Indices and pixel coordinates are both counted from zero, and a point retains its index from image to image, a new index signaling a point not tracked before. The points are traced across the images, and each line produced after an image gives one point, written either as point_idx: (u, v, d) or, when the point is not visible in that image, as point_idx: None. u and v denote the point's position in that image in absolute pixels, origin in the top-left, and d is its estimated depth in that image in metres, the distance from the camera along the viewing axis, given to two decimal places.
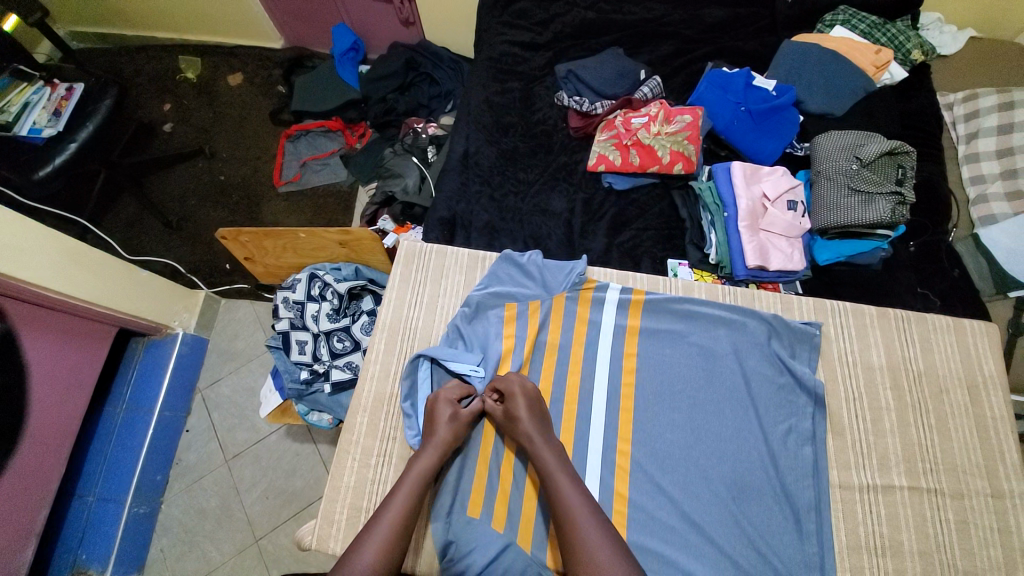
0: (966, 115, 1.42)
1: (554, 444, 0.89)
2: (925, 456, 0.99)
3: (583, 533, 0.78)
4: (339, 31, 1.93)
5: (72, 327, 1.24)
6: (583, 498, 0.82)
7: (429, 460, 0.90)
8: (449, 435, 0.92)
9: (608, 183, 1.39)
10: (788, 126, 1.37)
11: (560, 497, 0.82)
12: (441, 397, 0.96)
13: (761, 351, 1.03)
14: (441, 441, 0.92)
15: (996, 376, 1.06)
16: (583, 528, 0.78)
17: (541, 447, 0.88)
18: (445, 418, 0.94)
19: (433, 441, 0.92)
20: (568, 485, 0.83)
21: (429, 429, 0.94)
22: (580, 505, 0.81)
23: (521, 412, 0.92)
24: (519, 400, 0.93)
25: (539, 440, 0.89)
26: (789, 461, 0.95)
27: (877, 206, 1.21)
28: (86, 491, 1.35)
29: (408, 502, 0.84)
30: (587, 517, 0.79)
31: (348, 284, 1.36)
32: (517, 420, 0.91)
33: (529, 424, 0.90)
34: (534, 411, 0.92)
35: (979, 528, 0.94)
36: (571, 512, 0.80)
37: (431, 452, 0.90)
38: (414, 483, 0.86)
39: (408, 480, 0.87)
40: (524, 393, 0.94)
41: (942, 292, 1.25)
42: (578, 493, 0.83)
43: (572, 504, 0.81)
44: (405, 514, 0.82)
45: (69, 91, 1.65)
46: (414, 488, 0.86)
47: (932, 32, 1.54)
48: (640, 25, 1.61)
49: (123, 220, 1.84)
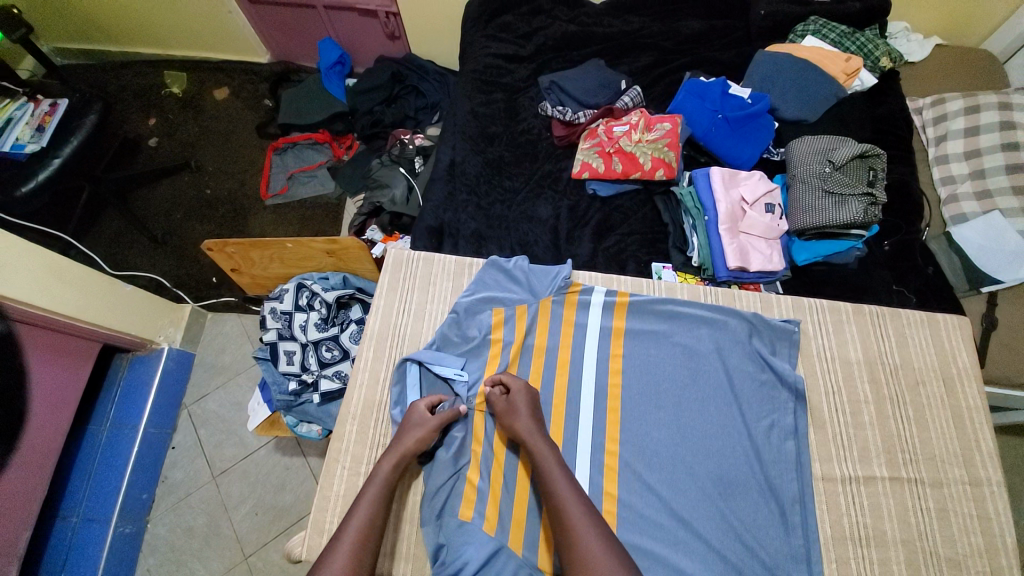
0: (934, 119, 1.47)
1: (550, 442, 0.90)
2: (904, 447, 1.02)
3: (578, 531, 0.77)
4: (325, 44, 1.95)
5: (56, 343, 1.23)
6: (578, 496, 0.82)
7: (391, 464, 0.89)
8: (411, 438, 0.93)
9: (592, 190, 1.42)
10: (765, 132, 1.41)
11: (555, 495, 0.82)
12: (415, 409, 0.97)
13: (742, 348, 1.06)
14: (401, 446, 0.92)
15: (969, 367, 1.09)
16: (577, 527, 0.78)
17: (537, 444, 0.89)
18: (415, 422, 0.95)
19: (395, 445, 0.92)
20: (562, 483, 0.84)
21: (399, 434, 0.94)
22: (576, 503, 0.81)
23: (520, 411, 0.94)
24: (520, 396, 0.96)
25: (535, 439, 0.90)
26: (773, 455, 0.97)
27: (851, 207, 1.25)
28: (69, 512, 1.32)
29: (374, 510, 0.83)
30: (582, 516, 0.79)
31: (336, 293, 1.37)
32: (514, 419, 0.93)
33: (525, 423, 0.92)
34: (532, 411, 0.94)
35: (958, 514, 0.97)
36: (565, 510, 0.80)
37: (391, 458, 0.90)
38: (379, 489, 0.86)
39: (371, 488, 0.86)
40: (528, 391, 0.97)
41: (916, 289, 1.29)
42: (572, 491, 0.83)
43: (566, 502, 0.81)
44: (370, 523, 0.81)
45: (52, 106, 1.63)
46: (377, 495, 0.85)
47: (900, 41, 1.60)
48: (620, 37, 1.65)
49: (107, 235, 1.84)
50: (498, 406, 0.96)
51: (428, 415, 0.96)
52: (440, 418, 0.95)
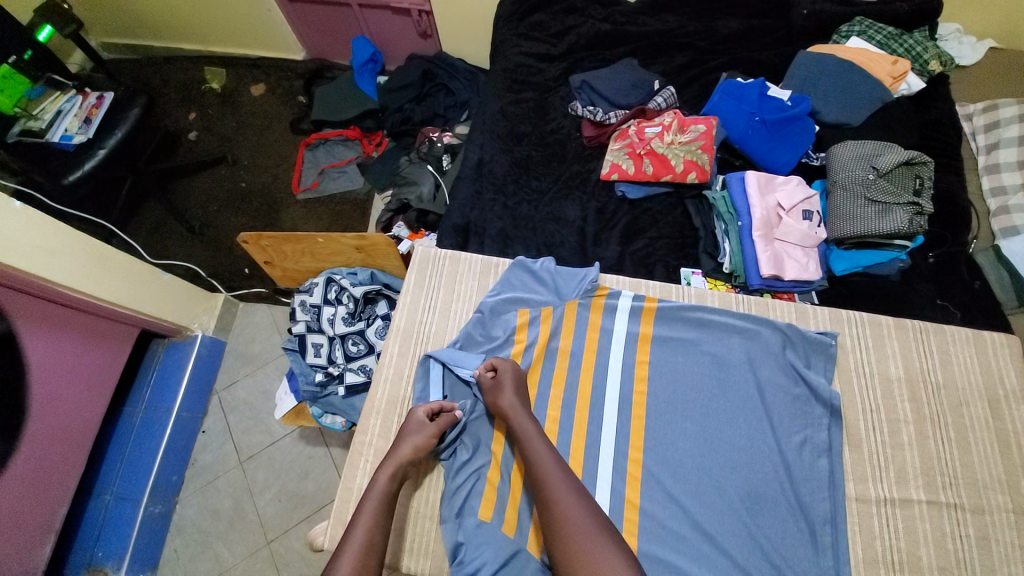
0: (985, 125, 1.41)
1: (540, 435, 0.89)
2: (944, 470, 0.98)
3: (563, 508, 0.78)
4: (358, 43, 1.97)
5: (95, 328, 1.28)
6: (564, 475, 0.83)
7: (387, 475, 0.89)
8: (407, 445, 0.92)
9: (620, 192, 1.40)
10: (805, 135, 1.37)
11: (538, 473, 0.83)
12: (412, 417, 0.96)
13: (775, 360, 1.02)
14: (397, 456, 0.91)
15: (1017, 389, 1.04)
16: (562, 505, 0.79)
17: (521, 423, 0.90)
18: (412, 429, 0.94)
19: (393, 455, 0.91)
20: (547, 461, 0.84)
21: (397, 442, 0.94)
22: (561, 481, 0.82)
23: (506, 389, 0.95)
24: (508, 375, 0.97)
25: (520, 419, 0.90)
26: (804, 472, 0.94)
27: (894, 216, 1.20)
28: (104, 489, 1.37)
29: (376, 521, 0.83)
30: (565, 490, 0.80)
31: (363, 288, 1.38)
32: (498, 397, 0.94)
33: (509, 402, 0.93)
34: (519, 390, 0.95)
35: (1000, 543, 0.92)
36: (548, 487, 0.81)
37: (387, 469, 0.89)
38: (378, 499, 0.86)
39: (370, 501, 0.86)
40: (516, 371, 0.98)
41: (961, 303, 1.23)
42: (558, 470, 0.83)
43: (551, 482, 0.82)
44: (370, 538, 0.81)
45: (99, 99, 1.68)
46: (376, 509, 0.85)
47: (951, 43, 1.52)
48: (654, 36, 1.62)
49: (147, 224, 1.90)
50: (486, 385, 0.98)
51: (426, 422, 0.95)
52: (437, 426, 0.94)
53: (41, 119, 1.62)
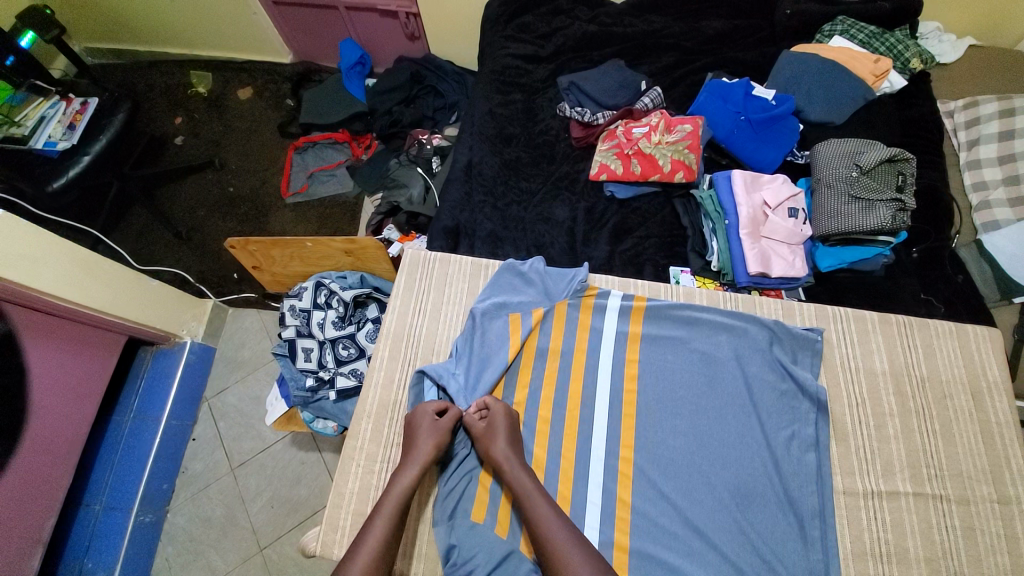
0: (966, 122, 1.43)
1: (533, 477, 0.89)
2: (930, 462, 0.99)
3: (569, 562, 0.77)
4: (345, 45, 1.95)
5: (82, 336, 1.26)
6: (561, 519, 0.83)
7: (413, 475, 0.88)
8: (427, 445, 0.92)
9: (609, 192, 1.41)
10: (788, 134, 1.38)
11: (539, 524, 0.82)
12: (421, 413, 0.96)
13: (762, 356, 1.03)
14: (421, 454, 0.91)
15: (999, 381, 1.06)
16: (567, 560, 0.78)
17: (516, 475, 0.88)
18: (425, 426, 0.94)
19: (415, 455, 0.91)
20: (548, 513, 0.83)
21: (410, 444, 0.93)
22: (563, 537, 0.80)
23: (497, 435, 0.92)
24: (501, 419, 0.94)
25: (514, 469, 0.88)
26: (791, 466, 0.95)
27: (878, 213, 1.21)
28: (93, 500, 1.36)
29: (389, 528, 0.82)
30: (569, 544, 0.79)
31: (353, 292, 1.37)
32: (493, 444, 0.92)
33: (505, 447, 0.91)
34: (510, 436, 0.93)
35: (986, 534, 0.94)
36: (553, 540, 0.80)
37: (413, 467, 0.89)
38: (395, 504, 0.85)
39: (387, 502, 0.85)
40: (508, 413, 0.95)
41: (945, 298, 1.25)
42: (557, 517, 0.83)
43: (556, 533, 0.80)
44: (386, 544, 0.80)
45: (82, 105, 1.66)
46: (395, 507, 0.84)
47: (932, 41, 1.54)
48: (640, 37, 1.63)
49: (134, 230, 1.88)
50: (476, 429, 0.95)
51: (438, 420, 0.95)
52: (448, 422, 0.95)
53: (24, 126, 1.61)
